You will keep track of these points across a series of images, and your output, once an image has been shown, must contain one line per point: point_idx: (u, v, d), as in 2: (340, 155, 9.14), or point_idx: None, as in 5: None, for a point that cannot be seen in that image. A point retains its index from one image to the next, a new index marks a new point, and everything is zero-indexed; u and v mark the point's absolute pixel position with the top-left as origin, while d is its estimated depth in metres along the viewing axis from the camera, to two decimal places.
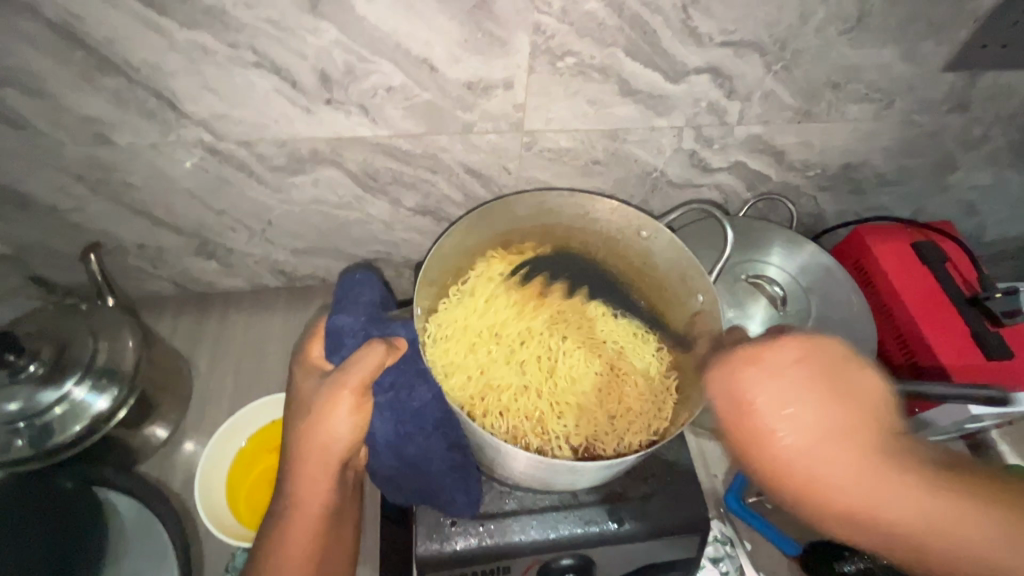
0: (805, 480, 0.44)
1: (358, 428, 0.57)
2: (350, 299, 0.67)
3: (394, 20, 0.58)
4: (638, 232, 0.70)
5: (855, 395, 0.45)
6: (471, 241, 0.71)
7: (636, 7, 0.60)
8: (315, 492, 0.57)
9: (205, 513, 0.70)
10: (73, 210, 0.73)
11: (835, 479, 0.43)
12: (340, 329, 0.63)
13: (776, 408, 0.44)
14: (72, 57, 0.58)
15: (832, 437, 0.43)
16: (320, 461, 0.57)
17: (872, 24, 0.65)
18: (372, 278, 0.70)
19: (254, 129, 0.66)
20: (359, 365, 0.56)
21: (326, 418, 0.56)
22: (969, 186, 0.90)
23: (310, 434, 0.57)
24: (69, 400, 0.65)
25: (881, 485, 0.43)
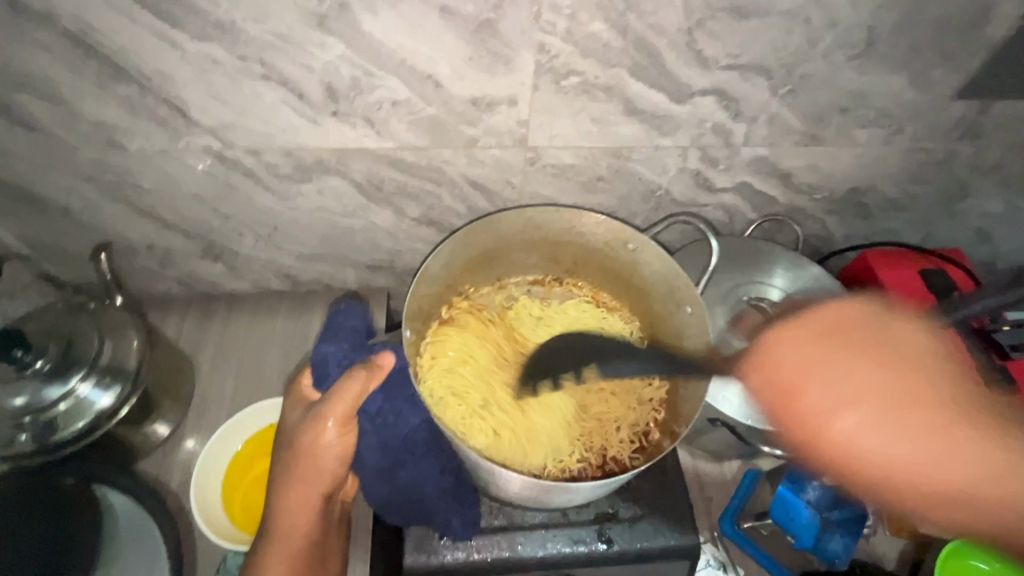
0: (816, 428, 0.51)
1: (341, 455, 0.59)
2: (337, 329, 0.68)
3: (400, 37, 0.58)
4: (625, 245, 0.71)
5: (881, 389, 0.52)
6: (460, 262, 0.73)
7: (641, 30, 0.60)
8: (299, 517, 0.59)
9: (200, 518, 0.70)
10: (85, 212, 0.75)
11: (862, 439, 0.50)
12: (324, 358, 0.65)
13: (799, 386, 0.53)
14: (87, 66, 0.59)
15: (842, 396, 0.52)
16: (305, 485, 0.59)
17: (881, 51, 0.64)
18: (357, 305, 0.71)
19: (261, 139, 0.68)
20: (341, 396, 0.57)
21: (312, 445, 0.58)
22: (981, 213, 0.88)
23: (296, 460, 0.59)
24: (73, 397, 0.66)
25: (910, 455, 0.49)
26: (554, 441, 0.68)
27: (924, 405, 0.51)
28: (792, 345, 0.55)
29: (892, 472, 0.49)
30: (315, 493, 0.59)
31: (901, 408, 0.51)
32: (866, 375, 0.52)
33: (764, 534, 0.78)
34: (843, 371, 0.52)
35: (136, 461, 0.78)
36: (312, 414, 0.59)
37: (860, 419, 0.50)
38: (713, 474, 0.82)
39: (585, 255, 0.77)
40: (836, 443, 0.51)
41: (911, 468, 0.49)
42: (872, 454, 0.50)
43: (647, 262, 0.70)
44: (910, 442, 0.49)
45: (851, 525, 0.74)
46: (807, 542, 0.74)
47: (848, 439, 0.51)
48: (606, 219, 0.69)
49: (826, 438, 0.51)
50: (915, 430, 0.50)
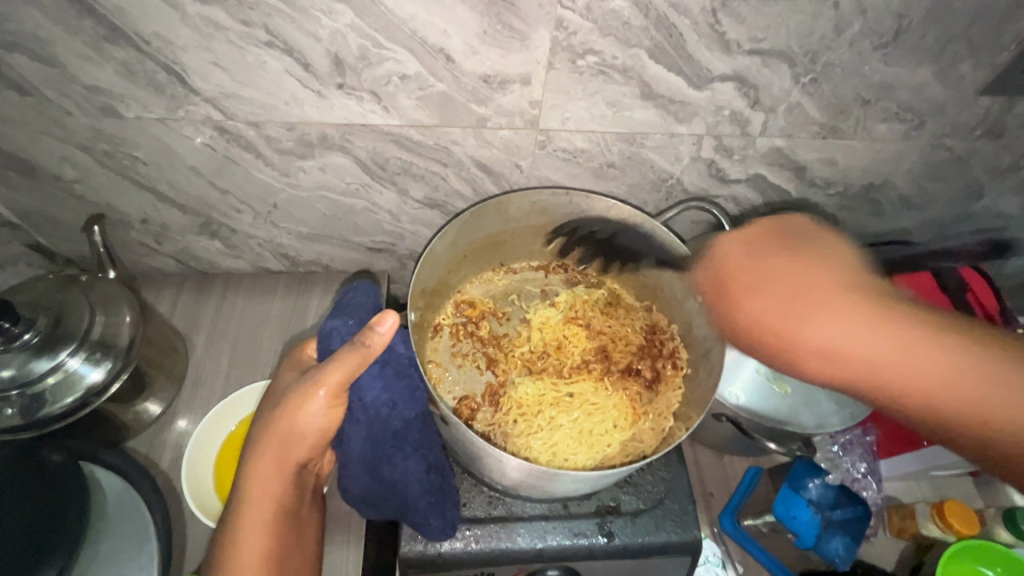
0: (830, 343, 0.45)
1: (326, 428, 0.57)
2: (346, 308, 0.65)
3: (412, 7, 0.56)
4: (635, 230, 0.69)
5: (819, 262, 0.49)
6: (463, 247, 0.72)
7: (663, 8, 0.57)
8: (270, 490, 0.56)
9: (189, 495, 0.69)
10: (78, 181, 0.72)
11: (827, 333, 0.45)
12: (331, 332, 0.62)
13: (736, 285, 0.53)
14: (82, 25, 0.56)
15: (827, 300, 0.46)
16: (281, 454, 0.56)
17: (908, 41, 0.62)
18: (373, 288, 0.68)
19: (264, 110, 0.65)
20: (340, 363, 0.55)
21: (296, 411, 0.56)
22: (995, 214, 0.87)
23: (277, 430, 0.56)
24: (63, 370, 0.64)
25: (907, 346, 0.44)
26: (563, 427, 0.67)
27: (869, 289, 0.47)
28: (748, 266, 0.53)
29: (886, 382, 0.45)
30: (288, 459, 0.57)
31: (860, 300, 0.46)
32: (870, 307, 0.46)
33: (763, 531, 0.77)
34: (833, 287, 0.47)
35: (126, 439, 0.76)
36: (302, 383, 0.56)
37: (822, 315, 0.46)
38: (715, 470, 0.81)
39: (592, 240, 0.75)
40: (808, 349, 0.46)
41: (903, 368, 0.44)
42: (875, 348, 0.44)
43: (659, 249, 0.69)
44: (896, 343, 0.44)
45: (854, 525, 0.72)
46: (808, 542, 0.72)
47: (851, 297, 0.46)
48: (616, 202, 0.66)
49: (839, 352, 0.45)
50: (884, 318, 0.45)
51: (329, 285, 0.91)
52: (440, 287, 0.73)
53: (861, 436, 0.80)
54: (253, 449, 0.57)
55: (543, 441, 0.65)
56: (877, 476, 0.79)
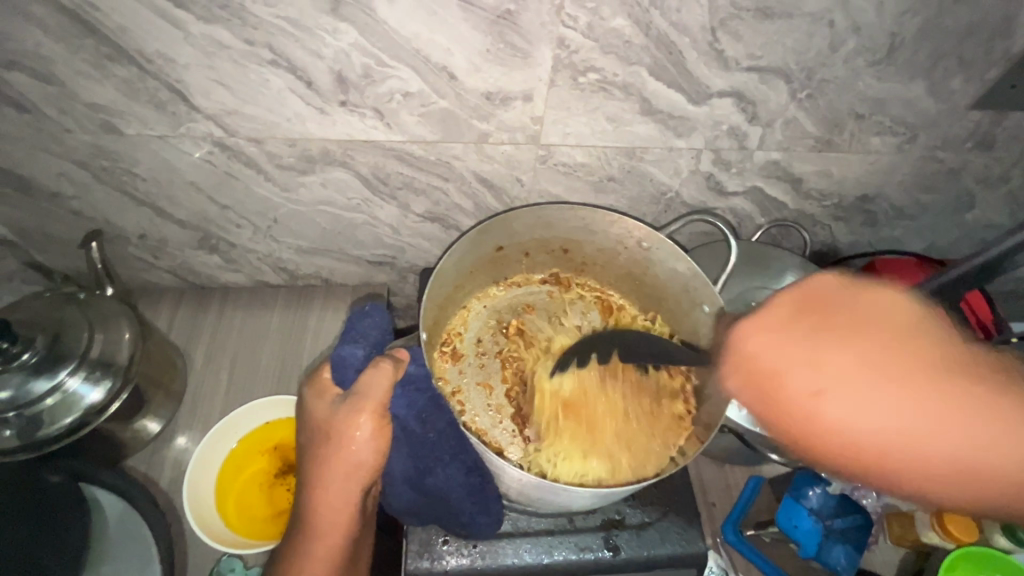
0: (830, 412, 0.40)
1: (379, 449, 0.56)
2: (354, 333, 0.65)
3: (415, 26, 0.56)
4: (639, 243, 0.70)
5: (807, 309, 0.45)
6: (469, 263, 0.72)
7: (664, 27, 0.58)
8: (340, 516, 0.56)
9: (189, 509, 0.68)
10: (77, 197, 0.72)
11: (831, 405, 0.40)
12: (344, 360, 0.62)
13: (765, 370, 0.43)
14: (84, 44, 0.56)
15: (820, 371, 0.41)
16: (346, 481, 0.56)
17: (902, 58, 0.64)
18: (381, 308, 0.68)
19: (266, 127, 0.65)
20: (377, 387, 0.56)
21: (348, 445, 0.55)
22: (986, 223, 0.89)
23: (333, 459, 0.56)
24: (61, 391, 0.63)
25: (904, 419, 0.39)
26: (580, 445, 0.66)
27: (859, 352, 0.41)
28: (763, 346, 0.44)
29: (889, 458, 0.39)
30: (354, 492, 0.56)
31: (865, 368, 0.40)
32: (888, 387, 0.40)
33: (767, 540, 0.77)
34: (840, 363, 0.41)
35: (125, 457, 0.75)
36: (346, 407, 0.56)
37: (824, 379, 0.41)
38: (715, 479, 0.81)
39: (596, 252, 0.76)
40: (800, 413, 0.41)
41: (900, 439, 0.39)
42: (885, 421, 0.39)
43: (662, 261, 0.70)
44: (909, 416, 0.39)
45: (855, 534, 0.73)
46: (811, 551, 0.73)
47: (857, 373, 0.40)
48: (620, 216, 0.68)
49: (835, 427, 0.40)
50: (902, 391, 0.40)
51: (329, 299, 0.90)
52: (447, 306, 0.74)
53: None
54: (313, 479, 0.57)
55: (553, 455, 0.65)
56: (876, 483, 0.79)
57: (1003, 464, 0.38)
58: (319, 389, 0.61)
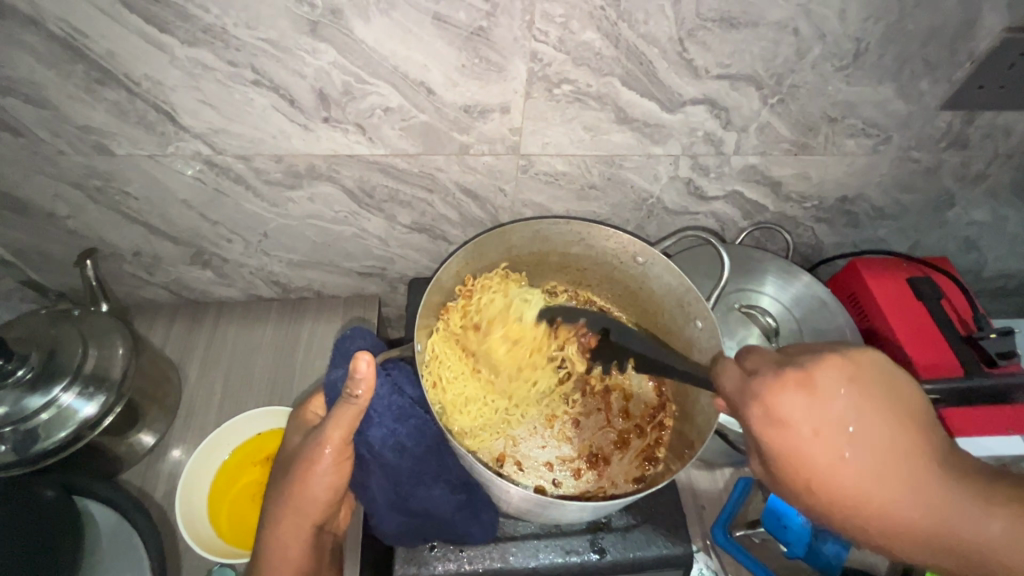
0: (870, 496, 0.44)
1: (335, 485, 0.58)
2: (343, 359, 0.68)
3: (392, 44, 0.58)
4: (634, 258, 0.71)
5: (825, 386, 0.45)
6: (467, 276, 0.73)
7: (633, 39, 0.60)
8: (295, 549, 0.58)
9: (178, 511, 0.69)
10: (71, 217, 0.74)
11: (866, 482, 0.44)
12: (334, 383, 0.65)
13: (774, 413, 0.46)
14: (74, 70, 0.58)
15: (895, 472, 0.44)
16: (298, 515, 0.57)
17: (868, 62, 0.65)
18: (365, 329, 0.73)
19: (252, 144, 0.67)
20: (338, 420, 0.55)
21: (307, 473, 0.57)
22: (967, 221, 0.90)
23: (287, 493, 0.58)
24: (56, 406, 0.65)
25: (956, 500, 0.45)
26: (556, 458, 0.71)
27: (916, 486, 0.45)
28: (770, 396, 0.46)
29: (908, 534, 0.45)
30: (306, 524, 0.57)
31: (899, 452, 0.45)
32: (910, 455, 0.45)
33: (756, 541, 0.78)
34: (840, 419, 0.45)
35: (121, 471, 0.76)
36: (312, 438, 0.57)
37: (835, 451, 0.44)
38: (705, 481, 0.81)
39: (593, 265, 0.77)
40: (781, 458, 0.46)
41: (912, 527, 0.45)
42: (915, 505, 0.44)
43: (657, 274, 0.71)
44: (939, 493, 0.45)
45: None
46: (799, 551, 0.74)
47: (934, 472, 0.45)
48: (617, 231, 0.69)
49: (864, 496, 0.45)
50: (922, 484, 0.45)
51: (321, 311, 0.92)
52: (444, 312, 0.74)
53: None
54: (269, 509, 0.59)
55: (521, 462, 0.70)
56: None
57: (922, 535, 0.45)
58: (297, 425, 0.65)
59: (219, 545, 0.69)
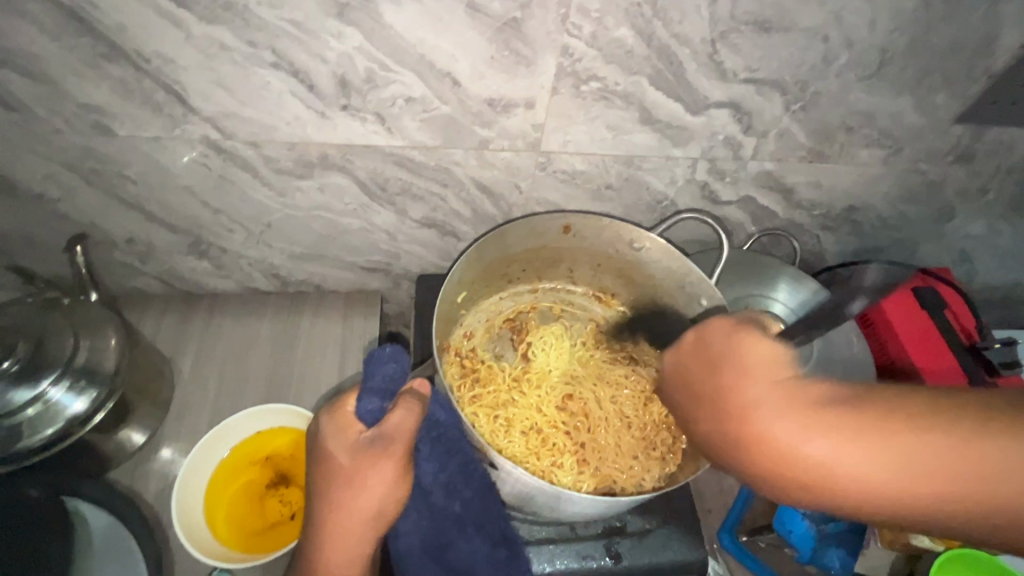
0: (751, 427, 0.41)
1: (399, 496, 0.54)
2: (375, 382, 0.58)
3: (420, 31, 0.56)
4: (632, 246, 0.72)
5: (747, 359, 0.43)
6: (469, 279, 0.73)
7: (665, 38, 0.59)
8: (354, 564, 0.53)
9: (177, 514, 0.65)
10: (62, 200, 0.70)
11: (819, 450, 0.39)
12: (372, 416, 0.56)
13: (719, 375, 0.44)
14: (78, 42, 0.55)
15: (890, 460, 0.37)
16: (357, 528, 0.53)
17: (889, 73, 0.66)
18: (402, 350, 0.61)
19: (264, 130, 0.64)
20: (401, 430, 0.54)
21: (365, 487, 0.53)
22: (965, 233, 0.92)
23: (347, 506, 0.53)
24: (43, 401, 0.61)
25: (896, 462, 0.37)
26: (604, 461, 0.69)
27: (877, 414, 0.39)
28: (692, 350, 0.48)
29: (842, 488, 0.39)
30: (366, 539, 0.54)
31: (856, 420, 0.38)
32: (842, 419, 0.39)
33: (762, 546, 0.77)
34: (772, 369, 0.42)
35: (109, 470, 0.73)
36: (371, 454, 0.53)
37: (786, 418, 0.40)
38: (711, 486, 0.82)
39: (590, 258, 0.78)
40: (761, 442, 0.40)
41: (838, 466, 0.38)
42: (855, 467, 0.38)
43: (656, 262, 0.72)
44: (850, 431, 0.38)
45: (848, 538, 0.76)
46: (806, 556, 0.75)
47: (874, 406, 0.39)
48: (615, 222, 0.70)
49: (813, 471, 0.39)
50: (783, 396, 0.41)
51: (319, 306, 0.89)
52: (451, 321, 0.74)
53: None
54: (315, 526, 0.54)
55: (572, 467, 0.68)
56: None
57: (840, 478, 0.38)
58: (337, 428, 0.56)
59: (223, 549, 0.66)
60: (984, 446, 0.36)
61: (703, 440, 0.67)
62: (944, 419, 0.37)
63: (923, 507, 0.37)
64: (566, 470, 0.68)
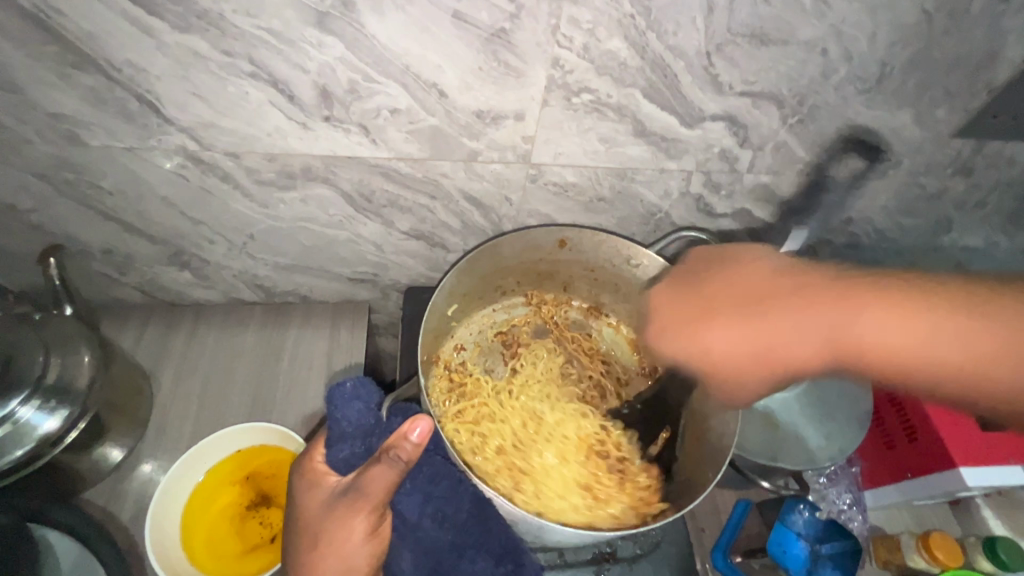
0: (773, 340, 0.51)
1: (373, 550, 0.52)
2: (343, 425, 0.55)
3: (406, 41, 0.54)
4: (628, 261, 0.70)
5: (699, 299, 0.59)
6: (460, 293, 0.71)
7: (659, 50, 0.57)
8: None
9: (151, 542, 0.63)
10: (34, 211, 0.67)
11: (790, 335, 0.51)
12: (346, 463, 0.54)
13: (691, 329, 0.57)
14: (46, 50, 0.52)
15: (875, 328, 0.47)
16: None
17: (889, 87, 0.64)
18: (368, 384, 0.58)
19: (244, 141, 0.62)
20: (374, 487, 0.50)
21: (339, 541, 0.51)
22: (963, 246, 0.91)
23: (322, 558, 0.51)
24: (12, 421, 0.58)
25: (907, 333, 0.47)
26: (590, 483, 0.67)
27: (856, 305, 0.49)
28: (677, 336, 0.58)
29: (892, 353, 0.47)
30: None
31: (846, 295, 0.50)
32: (812, 300, 0.51)
33: (755, 568, 0.75)
34: (749, 296, 0.55)
35: (83, 490, 0.70)
36: (342, 507, 0.51)
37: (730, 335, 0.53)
38: (704, 505, 0.80)
39: (584, 273, 0.76)
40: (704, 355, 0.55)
41: (887, 343, 0.47)
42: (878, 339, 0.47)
43: (652, 278, 0.70)
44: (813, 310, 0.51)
45: (845, 559, 0.72)
46: None
47: (807, 286, 0.52)
48: (610, 236, 0.68)
49: (824, 352, 0.50)
50: (748, 322, 0.53)
51: (305, 319, 0.87)
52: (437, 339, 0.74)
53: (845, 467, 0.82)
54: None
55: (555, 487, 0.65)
56: (862, 506, 0.80)
57: (926, 364, 0.46)
58: (311, 477, 0.54)
59: None
60: (943, 338, 0.46)
61: (692, 463, 0.65)
62: (907, 292, 0.48)
63: (914, 364, 0.47)
64: (543, 488, 0.65)
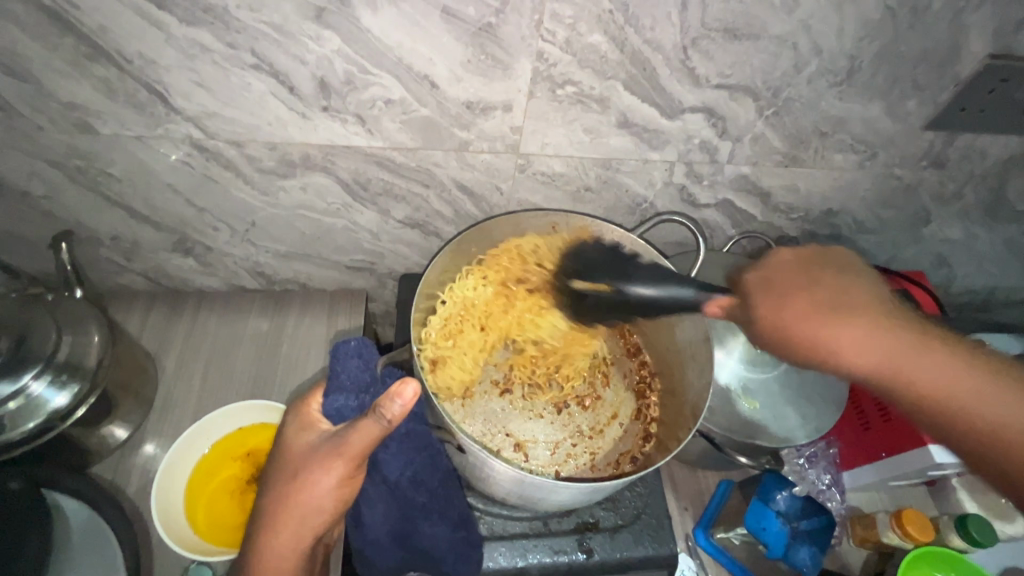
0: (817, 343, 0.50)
1: (342, 500, 0.54)
2: (342, 379, 0.63)
3: (398, 34, 0.57)
4: None
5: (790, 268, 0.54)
6: (453, 269, 0.74)
7: (638, 44, 0.61)
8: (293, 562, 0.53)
9: (155, 502, 0.67)
10: (47, 197, 0.71)
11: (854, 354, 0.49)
12: (339, 412, 0.59)
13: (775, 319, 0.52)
14: (61, 43, 0.56)
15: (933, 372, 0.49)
16: (298, 523, 0.53)
17: (859, 81, 0.68)
18: (368, 345, 0.66)
19: (246, 130, 0.65)
20: (357, 436, 0.52)
21: (313, 482, 0.53)
22: (941, 238, 0.94)
23: (292, 497, 0.53)
24: (24, 395, 0.61)
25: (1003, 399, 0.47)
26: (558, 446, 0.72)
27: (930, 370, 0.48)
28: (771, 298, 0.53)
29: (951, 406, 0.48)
30: (307, 534, 0.53)
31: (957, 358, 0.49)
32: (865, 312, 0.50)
33: (736, 543, 0.79)
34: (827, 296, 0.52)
35: (91, 464, 0.73)
36: (324, 450, 0.54)
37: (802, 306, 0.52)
38: (688, 484, 0.83)
39: None
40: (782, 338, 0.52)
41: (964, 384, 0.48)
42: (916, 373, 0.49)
43: None
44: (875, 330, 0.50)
45: (820, 535, 0.76)
46: (778, 553, 0.75)
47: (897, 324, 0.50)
48: (596, 221, 0.69)
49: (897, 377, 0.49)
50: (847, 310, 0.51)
51: (305, 305, 0.90)
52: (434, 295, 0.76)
53: (823, 449, 0.87)
54: (262, 515, 0.54)
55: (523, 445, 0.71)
56: (840, 486, 0.85)
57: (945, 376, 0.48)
58: (306, 421, 0.58)
59: (197, 541, 0.67)
60: None
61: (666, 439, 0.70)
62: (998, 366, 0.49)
63: None
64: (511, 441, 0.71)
